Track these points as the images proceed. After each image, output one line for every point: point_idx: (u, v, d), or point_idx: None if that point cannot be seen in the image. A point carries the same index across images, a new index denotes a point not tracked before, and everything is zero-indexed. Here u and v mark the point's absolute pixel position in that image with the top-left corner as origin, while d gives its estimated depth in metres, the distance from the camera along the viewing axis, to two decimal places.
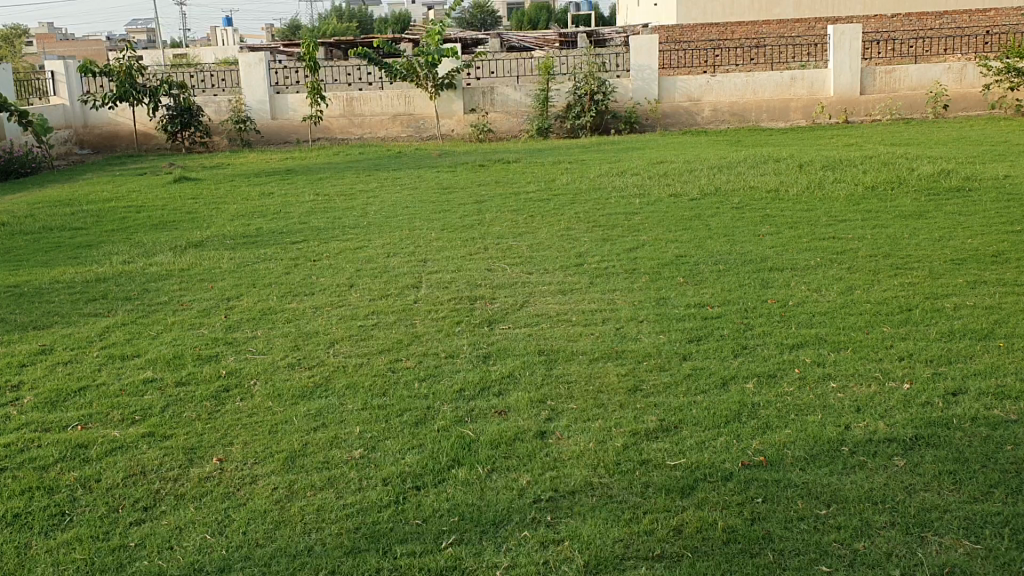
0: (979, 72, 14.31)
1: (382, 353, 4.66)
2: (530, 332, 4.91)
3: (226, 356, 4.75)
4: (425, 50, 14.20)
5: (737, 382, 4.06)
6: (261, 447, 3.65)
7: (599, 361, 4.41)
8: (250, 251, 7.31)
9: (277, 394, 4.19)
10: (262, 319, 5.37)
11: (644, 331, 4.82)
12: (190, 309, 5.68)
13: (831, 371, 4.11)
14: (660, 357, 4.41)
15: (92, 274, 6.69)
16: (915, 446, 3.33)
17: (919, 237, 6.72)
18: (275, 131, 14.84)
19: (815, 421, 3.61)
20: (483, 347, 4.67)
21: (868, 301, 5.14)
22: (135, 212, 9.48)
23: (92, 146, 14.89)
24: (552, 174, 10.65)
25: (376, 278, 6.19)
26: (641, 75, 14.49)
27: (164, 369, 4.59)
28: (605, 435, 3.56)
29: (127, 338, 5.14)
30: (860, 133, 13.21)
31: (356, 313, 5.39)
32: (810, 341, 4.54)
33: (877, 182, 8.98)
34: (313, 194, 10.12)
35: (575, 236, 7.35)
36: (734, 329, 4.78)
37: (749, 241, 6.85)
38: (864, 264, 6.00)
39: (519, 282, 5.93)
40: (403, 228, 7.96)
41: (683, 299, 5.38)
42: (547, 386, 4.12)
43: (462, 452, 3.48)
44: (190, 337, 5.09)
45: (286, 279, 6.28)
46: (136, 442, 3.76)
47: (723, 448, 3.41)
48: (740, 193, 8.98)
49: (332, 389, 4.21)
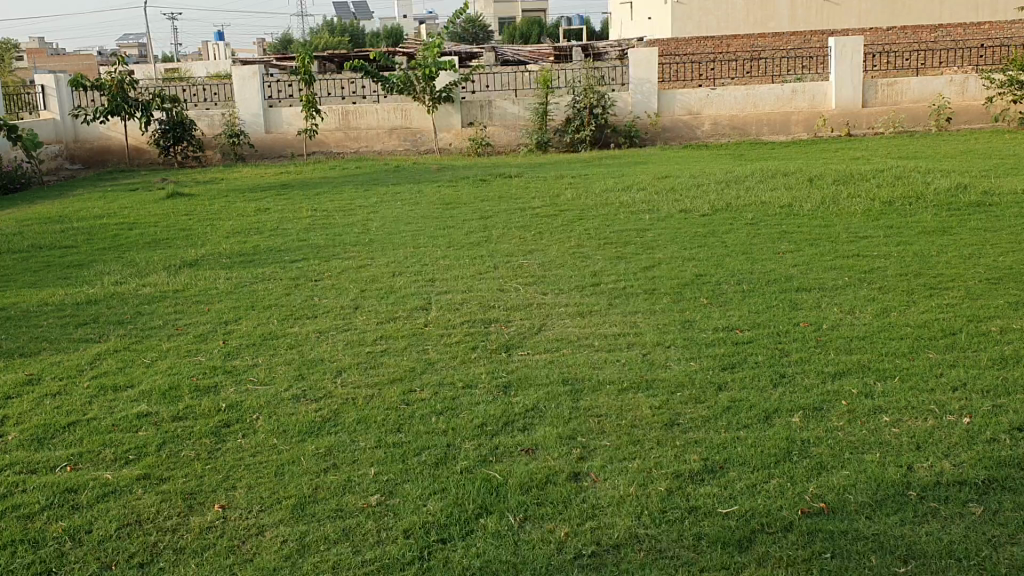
0: (981, 85, 14.12)
1: (395, 382, 4.35)
2: (551, 359, 4.60)
3: (225, 387, 4.42)
4: (422, 63, 13.97)
5: (782, 416, 3.75)
6: (267, 493, 3.33)
7: (629, 391, 4.11)
8: (248, 270, 7.00)
9: (283, 430, 3.87)
10: (263, 345, 5.05)
11: (673, 358, 4.51)
12: (187, 335, 5.35)
13: (882, 403, 3.82)
14: (694, 387, 4.11)
15: (82, 296, 6.36)
16: (989, 491, 3.07)
17: (946, 255, 6.42)
18: (269, 145, 14.53)
19: (874, 461, 3.32)
20: (503, 376, 4.37)
21: (906, 325, 4.85)
22: (128, 229, 9.16)
23: (83, 161, 14.57)
24: (556, 189, 10.35)
25: (381, 300, 5.87)
26: (640, 89, 14.22)
27: (160, 402, 4.27)
28: (646, 477, 3.28)
29: (119, 367, 4.81)
30: (866, 146, 12.96)
31: (363, 338, 5.07)
32: (853, 369, 4.24)
33: (892, 197, 8.70)
34: (311, 210, 9.82)
35: (587, 254, 7.05)
36: (770, 355, 4.48)
37: (770, 259, 6.56)
38: (895, 284, 5.70)
39: (534, 303, 5.62)
40: (405, 246, 7.64)
41: (710, 321, 5.08)
42: (576, 420, 3.82)
43: (490, 497, 3.17)
44: (186, 365, 4.77)
45: (286, 301, 5.97)
46: (130, 486, 3.44)
47: (778, 494, 3.13)
48: (752, 208, 8.71)
49: (343, 424, 3.89)
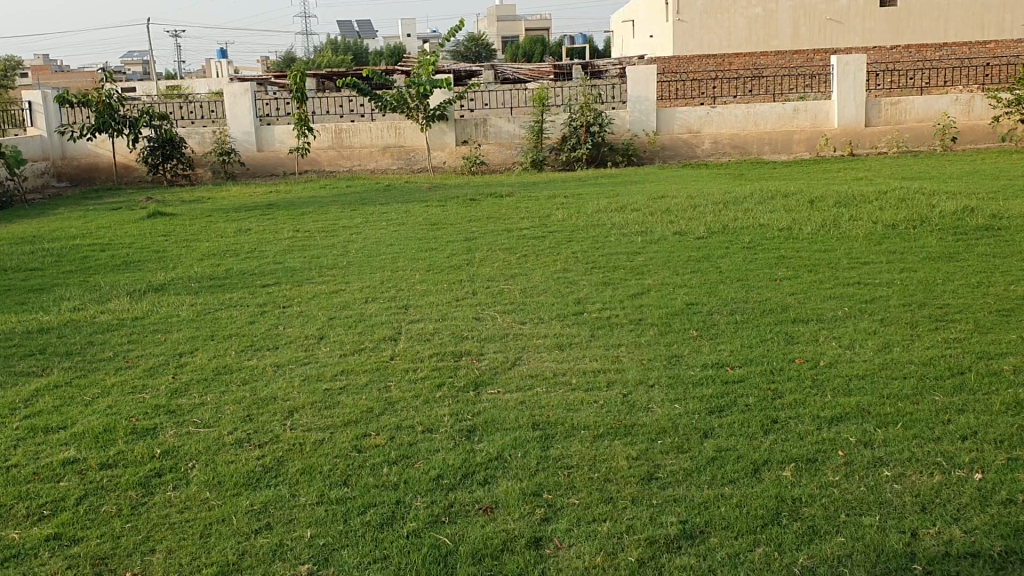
0: (988, 104, 13.71)
1: (349, 425, 3.96)
2: (522, 398, 4.21)
3: (165, 430, 4.04)
4: (416, 80, 13.67)
5: (772, 469, 3.37)
6: (186, 559, 2.96)
7: (604, 438, 3.72)
8: (216, 295, 6.64)
9: (217, 481, 3.49)
10: (214, 381, 4.67)
11: (656, 399, 4.12)
12: (135, 368, 4.98)
13: (882, 454, 3.43)
14: (676, 434, 3.72)
15: (33, 323, 5.99)
16: (1008, 566, 2.69)
17: (953, 284, 6.04)
18: (260, 163, 14.17)
19: (873, 525, 2.93)
20: (468, 418, 3.98)
21: (910, 363, 4.46)
22: (100, 251, 8.80)
23: (70, 179, 14.25)
24: (547, 209, 10.00)
25: (348, 329, 5.49)
26: (638, 107, 13.84)
27: (90, 446, 3.89)
28: (614, 545, 2.90)
29: (57, 405, 4.43)
30: (868, 166, 12.60)
31: (322, 372, 4.69)
32: (851, 414, 3.84)
33: (896, 220, 8.33)
34: (293, 230, 9.47)
35: (572, 279, 6.68)
36: (761, 397, 4.08)
37: (766, 286, 6.19)
38: (899, 316, 5.32)
39: (511, 334, 5.24)
40: (383, 270, 7.27)
41: (698, 357, 4.70)
42: (543, 472, 3.43)
43: (435, 571, 2.81)
44: (128, 404, 4.39)
45: (248, 330, 5.59)
46: (37, 548, 3.06)
47: (764, 566, 2.75)
48: (749, 231, 8.36)
49: (284, 475, 3.51)
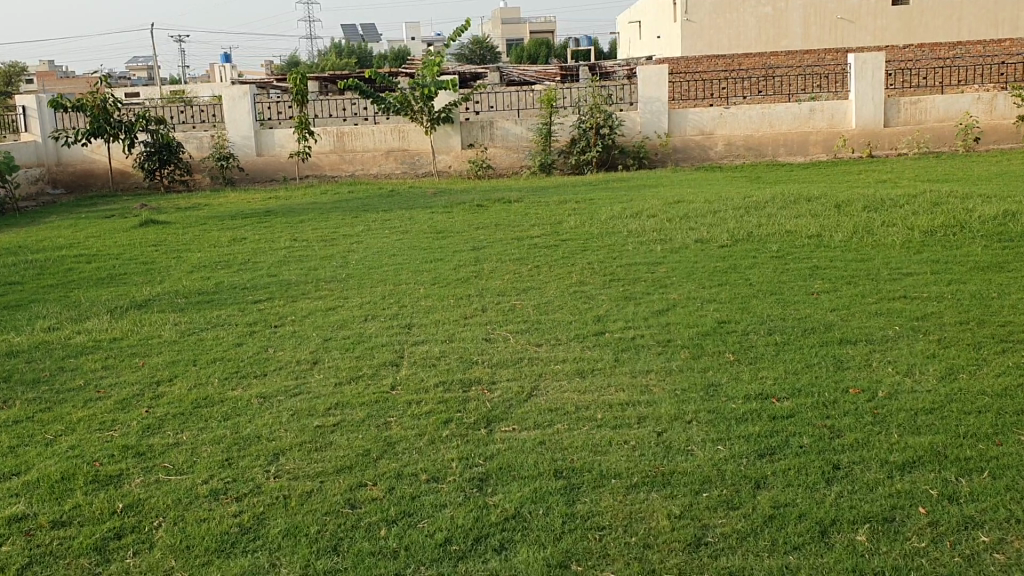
0: (1011, 103, 13.12)
1: (343, 472, 3.43)
2: (541, 438, 3.67)
3: (132, 478, 3.51)
4: (420, 82, 13.14)
5: (843, 532, 2.85)
6: None
7: (639, 488, 3.19)
8: (204, 312, 6.12)
9: (185, 547, 2.96)
10: (192, 416, 4.13)
11: (696, 439, 3.58)
12: (106, 400, 4.44)
13: (973, 512, 2.91)
14: (723, 483, 3.19)
15: (3, 345, 5.47)
16: None
17: (1009, 298, 5.48)
18: (260, 168, 13.67)
19: None
20: (479, 464, 3.44)
21: (982, 394, 3.91)
22: (85, 263, 8.29)
23: (66, 185, 13.71)
24: (558, 216, 9.45)
25: (344, 353, 4.96)
26: (649, 107, 13.28)
27: (42, 499, 3.35)
28: None
29: (12, 446, 3.89)
30: (892, 168, 12.02)
31: (314, 406, 4.15)
32: (926, 457, 3.31)
33: (932, 226, 7.78)
34: (290, 240, 8.93)
35: (589, 293, 6.14)
36: (817, 437, 3.54)
37: (805, 301, 5.64)
38: (957, 336, 4.76)
39: (524, 359, 4.70)
40: (385, 283, 6.75)
41: (739, 387, 4.15)
42: (571, 535, 2.90)
43: None
44: (93, 445, 3.85)
45: (234, 354, 5.06)
46: None
47: None
48: (775, 238, 7.81)
49: (267, 537, 2.99)
